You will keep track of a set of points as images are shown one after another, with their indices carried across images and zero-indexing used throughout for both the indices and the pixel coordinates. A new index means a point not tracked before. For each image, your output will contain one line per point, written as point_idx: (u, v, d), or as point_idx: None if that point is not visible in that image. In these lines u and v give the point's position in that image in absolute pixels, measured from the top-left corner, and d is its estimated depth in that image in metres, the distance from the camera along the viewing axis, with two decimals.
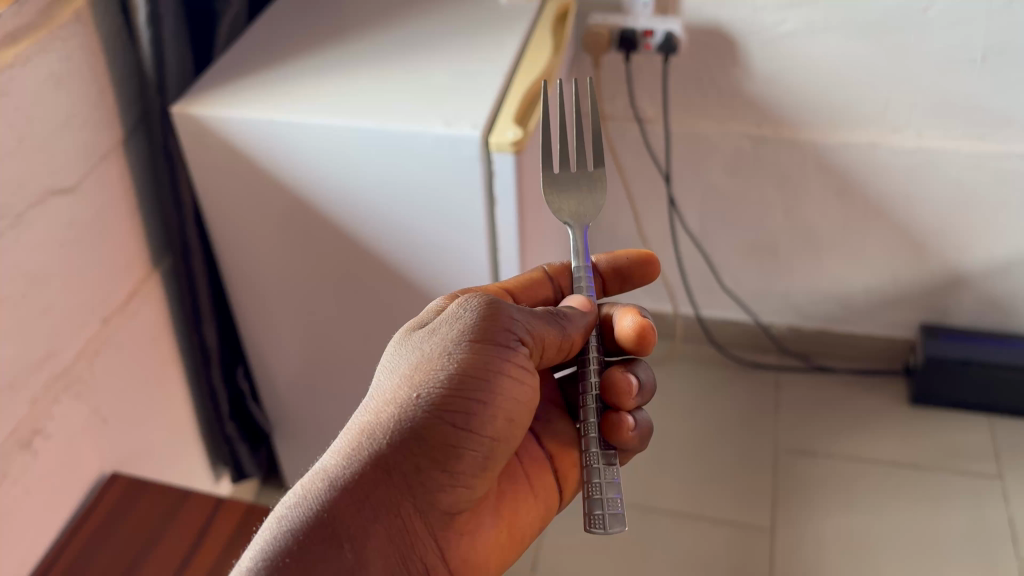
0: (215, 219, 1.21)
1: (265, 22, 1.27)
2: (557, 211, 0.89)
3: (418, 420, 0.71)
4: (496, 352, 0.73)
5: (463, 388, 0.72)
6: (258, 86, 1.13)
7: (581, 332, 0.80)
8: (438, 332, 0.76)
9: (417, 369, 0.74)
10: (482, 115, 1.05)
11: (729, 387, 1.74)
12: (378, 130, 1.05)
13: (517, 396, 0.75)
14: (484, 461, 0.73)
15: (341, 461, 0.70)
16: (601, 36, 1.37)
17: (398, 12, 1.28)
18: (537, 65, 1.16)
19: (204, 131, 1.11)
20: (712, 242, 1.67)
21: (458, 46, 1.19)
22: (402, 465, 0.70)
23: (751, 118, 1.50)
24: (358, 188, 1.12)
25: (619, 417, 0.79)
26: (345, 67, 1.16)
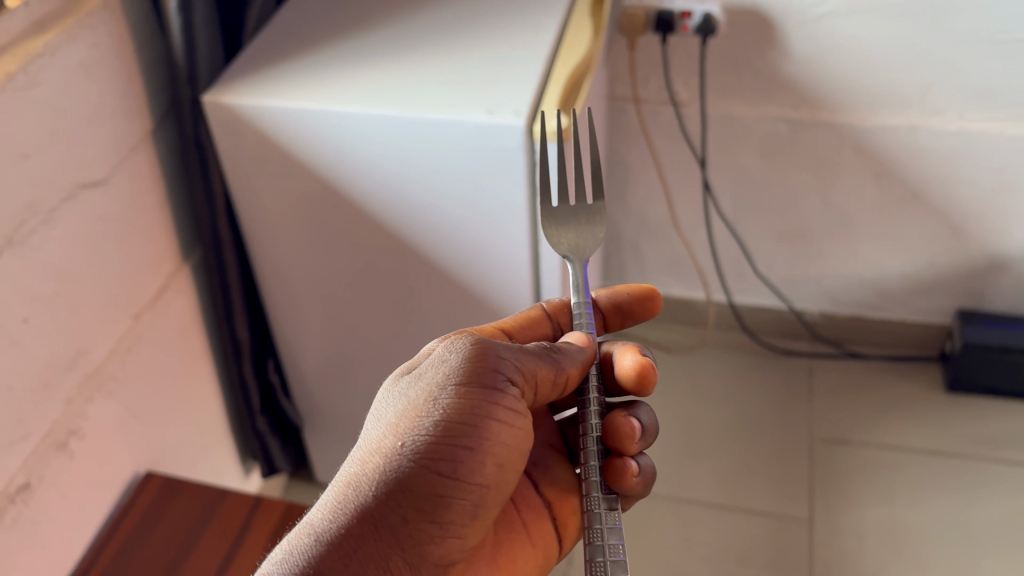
0: (246, 210, 1.18)
1: (294, 8, 1.23)
2: (556, 244, 0.90)
3: (404, 471, 0.72)
4: (486, 396, 0.74)
5: (451, 435, 0.72)
6: (289, 73, 1.10)
7: (578, 368, 0.81)
8: (425, 375, 0.76)
9: (403, 416, 0.74)
10: (526, 101, 1.02)
11: (762, 374, 1.71)
12: (418, 119, 1.02)
13: (506, 440, 0.75)
14: (473, 506, 0.74)
15: (326, 516, 0.72)
16: (637, 18, 1.33)
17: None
18: (576, 53, 1.12)
19: (236, 120, 1.07)
20: (746, 228, 1.63)
21: (495, 30, 1.16)
22: (388, 517, 0.71)
23: (787, 102, 1.46)
24: (397, 178, 1.09)
25: (621, 461, 0.80)
26: (380, 54, 1.12)
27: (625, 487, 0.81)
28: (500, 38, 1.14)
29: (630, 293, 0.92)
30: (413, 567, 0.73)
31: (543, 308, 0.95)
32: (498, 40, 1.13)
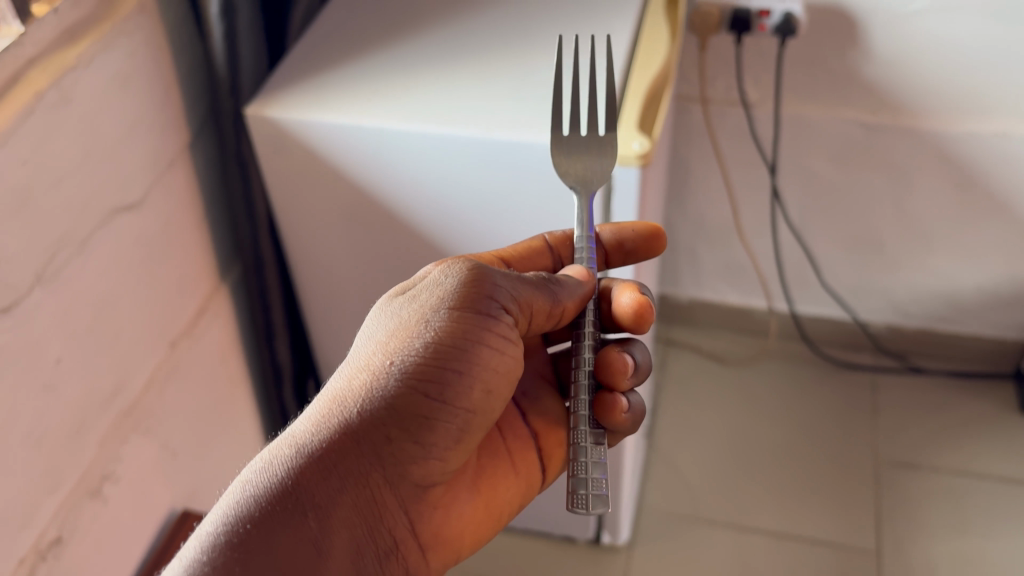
0: (290, 228, 1.09)
1: (342, 5, 1.13)
2: (563, 173, 0.84)
3: (392, 390, 0.69)
4: (479, 321, 0.71)
5: (440, 357, 0.69)
6: (338, 80, 1.00)
7: (575, 301, 0.77)
8: (418, 298, 0.73)
9: (393, 336, 0.71)
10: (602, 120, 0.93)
11: (823, 388, 1.62)
12: (485, 139, 0.92)
13: (496, 367, 0.72)
14: (459, 430, 0.71)
15: (309, 429, 0.69)
16: (711, 17, 1.22)
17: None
18: (653, 62, 1.02)
19: (281, 134, 0.98)
20: (813, 236, 1.53)
21: (565, 31, 1.05)
22: (372, 433, 0.68)
23: (866, 105, 1.35)
24: (459, 199, 1.00)
25: (610, 397, 0.78)
26: (438, 59, 1.02)
27: (614, 423, 0.79)
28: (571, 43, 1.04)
29: (637, 231, 0.86)
30: (393, 487, 0.70)
31: (546, 238, 0.89)
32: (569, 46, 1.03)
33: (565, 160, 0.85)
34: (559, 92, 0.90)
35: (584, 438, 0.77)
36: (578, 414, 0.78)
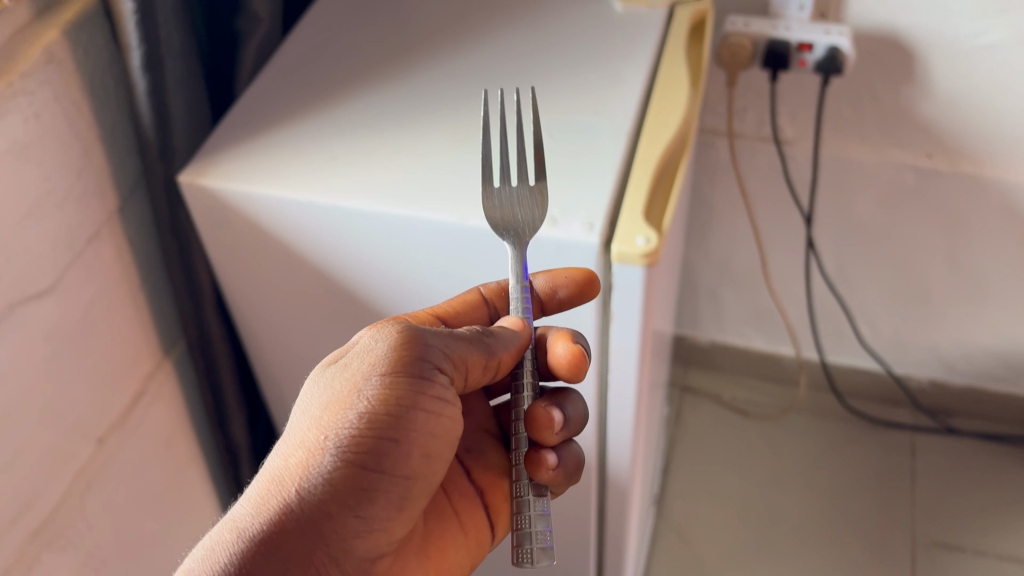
0: (241, 304, 0.94)
1: (306, 37, 0.97)
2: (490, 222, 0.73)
3: (326, 467, 0.61)
4: (413, 387, 0.63)
5: (374, 426, 0.62)
6: (291, 140, 0.85)
7: (510, 354, 0.67)
8: (348, 364, 0.65)
9: (323, 408, 0.63)
10: (601, 208, 0.77)
11: (855, 448, 1.47)
12: (457, 226, 0.76)
13: (435, 431, 0.65)
14: (400, 498, 0.65)
15: (244, 518, 0.61)
16: (743, 49, 1.05)
17: (481, 27, 0.97)
18: (666, 121, 0.84)
19: (222, 206, 0.83)
20: (850, 285, 1.36)
21: (565, 84, 0.89)
22: (309, 517, 0.61)
23: (919, 147, 1.17)
24: (430, 286, 0.84)
25: (537, 453, 0.70)
26: (410, 115, 0.86)
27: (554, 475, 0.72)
28: (570, 101, 0.87)
29: (570, 278, 0.74)
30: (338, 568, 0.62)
31: (479, 292, 0.77)
32: (567, 105, 0.87)
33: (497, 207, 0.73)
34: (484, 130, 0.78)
35: (528, 490, 0.70)
36: (518, 466, 0.71)
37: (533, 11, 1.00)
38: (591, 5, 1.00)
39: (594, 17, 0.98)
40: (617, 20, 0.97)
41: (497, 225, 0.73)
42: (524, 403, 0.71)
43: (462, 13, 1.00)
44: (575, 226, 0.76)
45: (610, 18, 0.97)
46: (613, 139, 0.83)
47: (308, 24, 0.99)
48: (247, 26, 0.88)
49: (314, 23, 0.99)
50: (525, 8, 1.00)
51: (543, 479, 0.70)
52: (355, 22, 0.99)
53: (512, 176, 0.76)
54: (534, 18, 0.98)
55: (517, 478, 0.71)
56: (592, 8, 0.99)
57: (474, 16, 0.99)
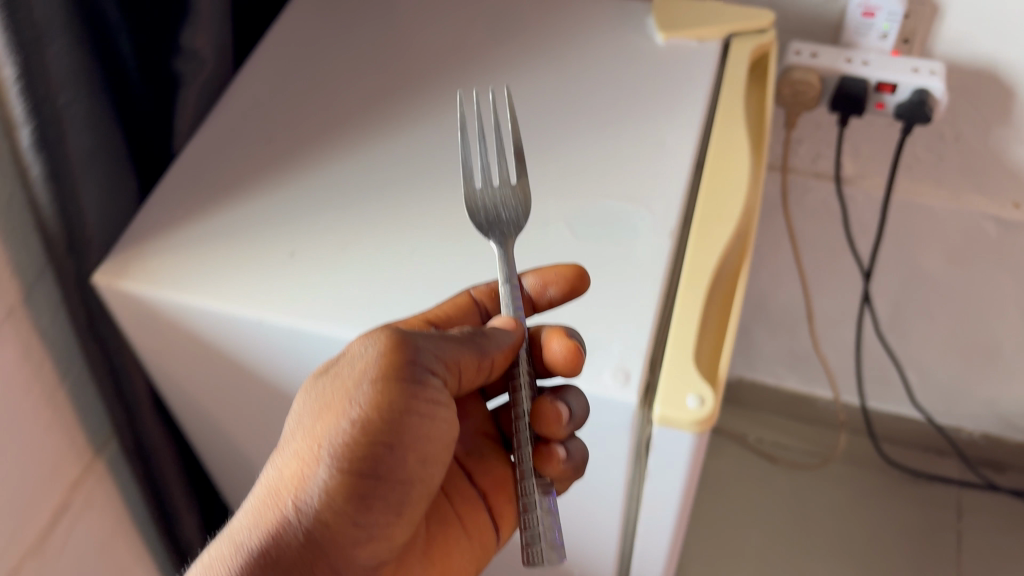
0: (184, 406, 0.76)
1: (262, 75, 0.77)
2: (474, 214, 0.58)
3: (316, 482, 0.50)
4: (405, 391, 0.50)
5: (367, 434, 0.50)
6: (240, 228, 0.66)
7: (504, 351, 0.53)
8: (337, 365, 0.53)
9: (310, 410, 0.52)
10: (641, 344, 0.59)
11: (892, 503, 1.31)
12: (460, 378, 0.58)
13: (437, 433, 0.52)
14: (404, 503, 0.53)
15: (241, 528, 0.53)
16: (809, 88, 0.85)
17: (483, 62, 0.77)
18: (719, 216, 0.66)
19: (154, 313, 0.65)
20: (901, 333, 1.19)
21: (590, 156, 0.70)
22: (305, 533, 0.51)
23: (1006, 194, 0.98)
24: None
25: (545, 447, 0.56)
26: (391, 198, 0.67)
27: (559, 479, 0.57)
28: (597, 180, 0.68)
29: (561, 273, 0.58)
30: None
31: (467, 294, 0.59)
32: (592, 187, 0.68)
33: (480, 197, 0.59)
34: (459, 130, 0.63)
35: (535, 487, 0.56)
36: (523, 466, 0.56)
37: (550, 37, 0.80)
38: (624, 32, 0.80)
39: (628, 51, 0.78)
40: (657, 58, 0.77)
41: (482, 218, 0.58)
42: (523, 402, 0.56)
43: (460, 39, 0.80)
44: (604, 374, 0.58)
45: (647, 53, 0.78)
46: (654, 239, 0.64)
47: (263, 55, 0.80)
48: (187, 66, 0.70)
49: (273, 52, 0.80)
50: (541, 36, 0.80)
51: (550, 473, 0.56)
52: (326, 52, 0.80)
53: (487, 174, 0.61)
54: (550, 50, 0.78)
55: (521, 477, 0.56)
56: (625, 37, 0.79)
57: (474, 45, 0.79)
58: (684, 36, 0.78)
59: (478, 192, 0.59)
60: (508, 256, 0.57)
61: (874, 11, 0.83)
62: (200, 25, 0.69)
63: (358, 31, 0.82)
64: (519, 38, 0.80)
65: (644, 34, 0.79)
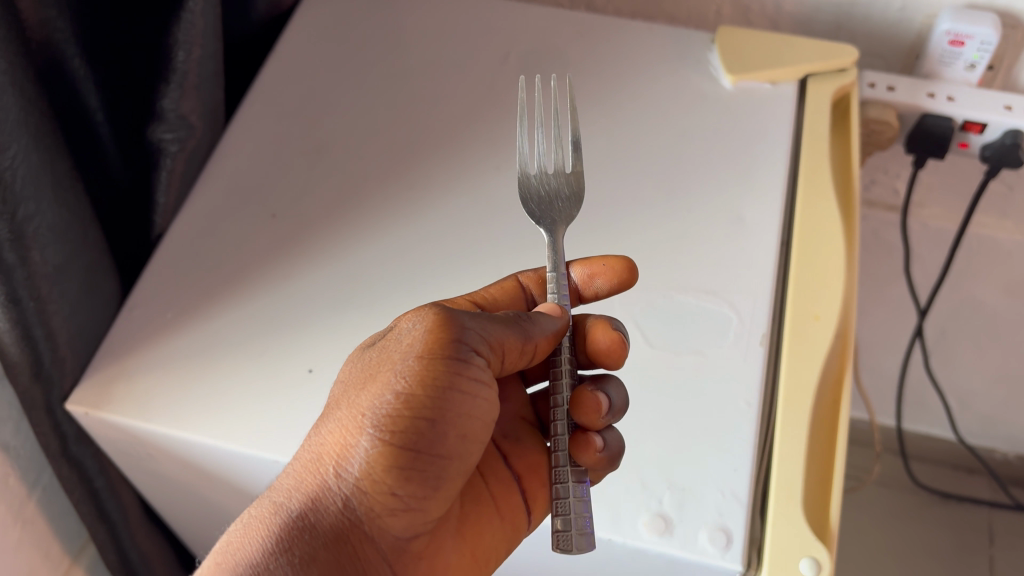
0: (182, 518, 0.66)
1: (261, 134, 0.65)
2: (522, 195, 0.52)
3: (359, 450, 0.41)
4: (451, 362, 0.42)
5: (411, 402, 0.41)
6: (246, 337, 0.55)
7: (548, 338, 0.46)
8: (381, 338, 0.45)
9: (348, 383, 0.44)
10: (741, 490, 0.49)
11: (922, 527, 1.24)
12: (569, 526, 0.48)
13: (485, 411, 0.43)
14: (447, 484, 0.43)
15: (270, 500, 0.43)
16: (887, 128, 0.74)
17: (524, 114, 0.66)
18: (817, 316, 0.55)
19: (144, 441, 0.54)
20: (944, 359, 1.10)
21: (661, 235, 0.59)
22: (346, 503, 0.42)
23: None
24: None
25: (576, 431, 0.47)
26: (427, 295, 0.56)
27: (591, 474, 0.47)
28: (671, 267, 0.57)
29: (610, 265, 0.50)
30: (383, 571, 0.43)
31: (513, 278, 0.52)
32: (667, 276, 0.57)
33: (534, 179, 0.52)
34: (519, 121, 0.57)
35: (568, 475, 0.45)
36: (556, 452, 0.45)
37: (599, 81, 0.68)
38: (684, 73, 0.69)
39: (692, 95, 0.67)
40: (727, 106, 0.66)
41: (532, 200, 0.52)
42: (564, 389, 0.46)
43: (495, 86, 0.68)
44: (700, 534, 0.47)
45: (714, 100, 0.67)
46: (745, 348, 0.53)
47: (258, 102, 0.67)
48: (170, 135, 0.59)
49: (274, 99, 0.67)
50: (588, 77, 0.69)
51: (584, 464, 0.45)
52: (337, 101, 0.68)
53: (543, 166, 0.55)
54: (601, 97, 0.67)
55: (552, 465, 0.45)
56: (686, 79, 0.68)
57: (511, 93, 0.68)
58: (756, 78, 0.67)
59: (533, 175, 0.53)
60: (555, 242, 0.50)
61: (964, 40, 0.71)
62: (188, 88, 0.58)
63: (373, 71, 0.70)
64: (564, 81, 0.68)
65: (709, 75, 0.68)
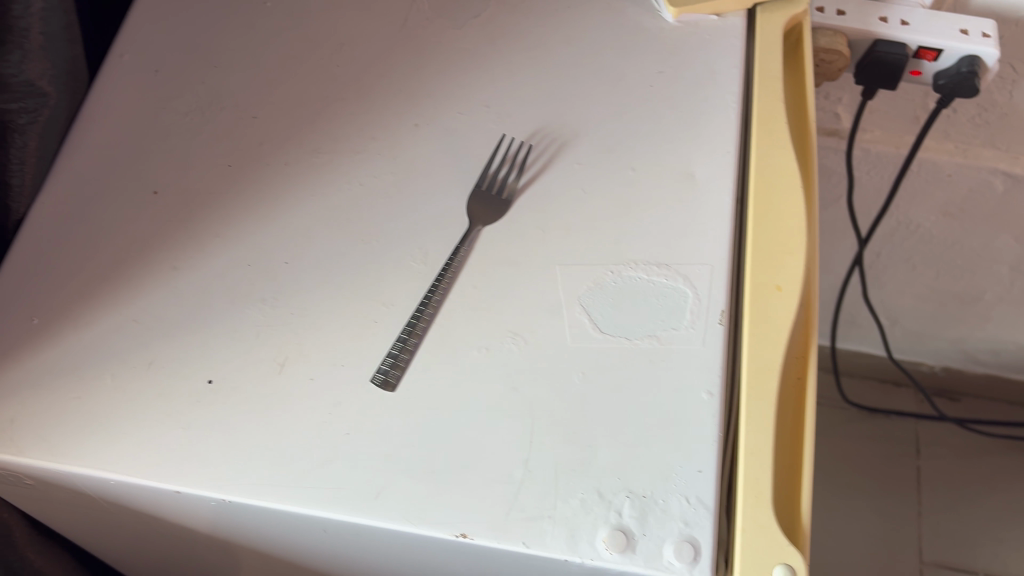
0: (82, 535, 0.58)
1: (139, 99, 0.57)
2: (476, 205, 0.52)
3: None
4: None
5: None
6: (131, 345, 0.48)
7: None
8: None
9: None
10: (707, 492, 0.43)
11: (850, 433, 1.18)
12: (499, 542, 0.42)
13: None
14: None
15: None
16: (838, 58, 0.68)
17: (443, 67, 0.58)
18: (774, 285, 0.50)
19: (17, 473, 0.46)
20: (876, 282, 1.07)
21: (603, 201, 0.52)
22: None
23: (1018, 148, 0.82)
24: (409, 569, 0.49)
25: (515, 394, 0.46)
26: (343, 287, 0.49)
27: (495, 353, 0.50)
28: (616, 238, 0.51)
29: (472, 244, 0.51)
30: None
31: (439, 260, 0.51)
32: (612, 247, 0.51)
33: (485, 185, 0.53)
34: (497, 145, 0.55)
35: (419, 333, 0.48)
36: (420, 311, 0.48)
37: (528, 21, 0.61)
38: (623, 8, 0.61)
39: (633, 36, 0.60)
40: (670, 43, 0.59)
41: (483, 190, 0.53)
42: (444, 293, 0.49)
43: (409, 30, 0.61)
44: (665, 549, 0.42)
45: (655, 37, 0.60)
46: (703, 329, 0.47)
47: (128, 58, 0.59)
48: (16, 106, 0.49)
49: (156, 58, 0.59)
50: (515, 20, 0.61)
51: None
52: (231, 57, 0.59)
53: (485, 167, 0.54)
54: (531, 43, 0.60)
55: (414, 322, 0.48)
56: (624, 14, 0.61)
57: (427, 38, 0.60)
58: (701, 10, 0.60)
59: (493, 165, 0.54)
60: (468, 235, 0.51)
61: None
62: (32, 49, 0.48)
63: (271, 19, 0.61)
64: (486, 28, 0.61)
65: (649, 8, 0.61)
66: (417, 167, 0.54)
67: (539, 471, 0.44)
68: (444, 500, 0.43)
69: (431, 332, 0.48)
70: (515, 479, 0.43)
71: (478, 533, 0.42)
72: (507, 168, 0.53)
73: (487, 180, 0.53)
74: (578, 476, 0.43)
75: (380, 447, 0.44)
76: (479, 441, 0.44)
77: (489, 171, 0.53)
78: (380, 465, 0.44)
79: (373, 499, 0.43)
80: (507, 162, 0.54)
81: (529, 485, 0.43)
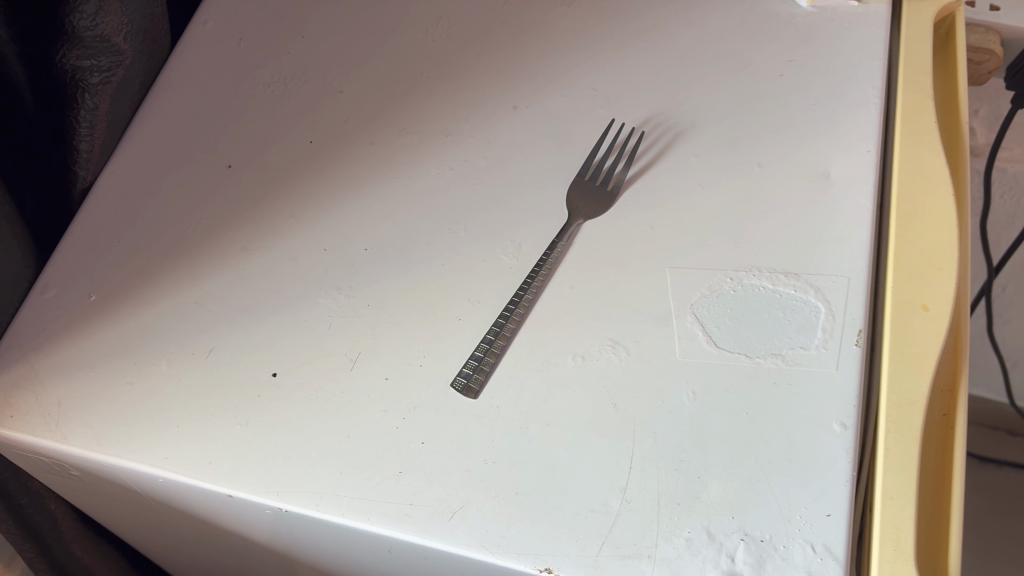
0: (130, 534, 0.54)
1: (220, 70, 0.54)
2: (579, 197, 0.47)
3: None
4: None
5: None
6: (191, 329, 0.43)
7: None
8: None
9: None
10: (841, 540, 0.35)
11: None
12: None
13: None
14: None
15: None
16: (990, 58, 0.60)
17: (549, 49, 0.54)
18: (920, 305, 0.43)
19: (60, 462, 0.42)
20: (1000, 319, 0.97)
21: (721, 198, 0.46)
22: None
23: None
24: None
25: (616, 411, 0.40)
26: (426, 279, 0.44)
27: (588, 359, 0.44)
28: (736, 240, 0.45)
29: (569, 241, 0.45)
30: None
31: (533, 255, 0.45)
32: (730, 250, 0.44)
33: (587, 174, 0.48)
34: (605, 132, 0.50)
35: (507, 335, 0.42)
36: (510, 311, 0.43)
37: (644, 4, 0.56)
38: None
39: (760, 22, 0.54)
40: (802, 31, 0.53)
41: (586, 179, 0.47)
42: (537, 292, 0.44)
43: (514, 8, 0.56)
44: None
45: (786, 24, 0.54)
46: (837, 350, 0.40)
47: (211, 26, 0.56)
48: (88, 61, 0.46)
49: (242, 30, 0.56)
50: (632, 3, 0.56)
51: None
52: (319, 30, 0.56)
53: (589, 154, 0.49)
54: (648, 28, 0.55)
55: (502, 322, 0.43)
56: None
57: (532, 19, 0.56)
58: None
59: (599, 153, 0.49)
60: (567, 230, 0.45)
61: None
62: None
63: None
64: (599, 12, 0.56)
65: None
66: (517, 153, 0.49)
67: (638, 501, 0.37)
68: (526, 529, 0.37)
69: (520, 336, 0.42)
70: (611, 510, 0.37)
71: (564, 569, 0.36)
72: (614, 158, 0.48)
73: (590, 169, 0.48)
74: (684, 511, 0.37)
75: (457, 461, 0.39)
76: (571, 461, 0.38)
77: (594, 159, 0.48)
78: (456, 481, 0.38)
79: (447, 522, 0.37)
80: (614, 153, 0.48)
81: (627, 518, 0.37)
